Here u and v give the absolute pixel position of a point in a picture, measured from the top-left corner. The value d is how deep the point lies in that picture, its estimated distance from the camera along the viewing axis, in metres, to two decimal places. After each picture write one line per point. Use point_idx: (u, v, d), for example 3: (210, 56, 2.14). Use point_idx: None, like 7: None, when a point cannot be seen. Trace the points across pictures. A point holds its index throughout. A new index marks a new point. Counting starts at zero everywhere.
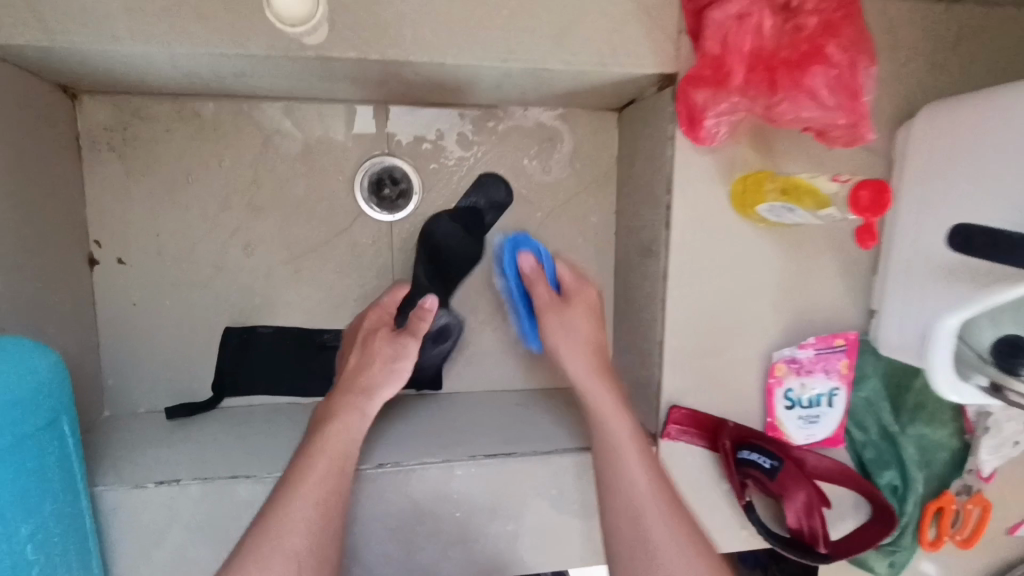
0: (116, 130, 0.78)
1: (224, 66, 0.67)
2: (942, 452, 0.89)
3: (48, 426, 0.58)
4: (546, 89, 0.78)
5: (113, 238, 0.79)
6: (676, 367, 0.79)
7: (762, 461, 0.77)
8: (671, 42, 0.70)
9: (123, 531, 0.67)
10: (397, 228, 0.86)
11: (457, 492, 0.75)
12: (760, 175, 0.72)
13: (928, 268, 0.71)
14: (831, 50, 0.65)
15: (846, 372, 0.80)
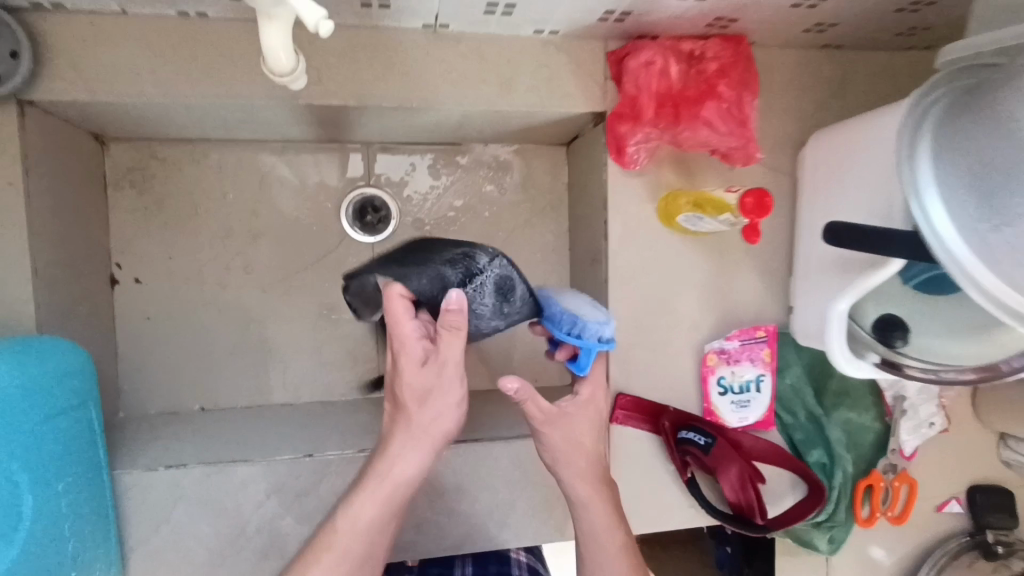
0: (137, 169, 0.92)
1: (231, 114, 0.82)
2: (868, 435, 0.99)
3: (79, 403, 0.71)
4: (502, 127, 0.93)
5: (132, 261, 0.92)
6: (621, 359, 0.90)
7: (698, 439, 0.88)
8: (599, 85, 0.85)
9: (135, 509, 0.77)
10: (378, 248, 0.99)
11: (430, 474, 0.86)
12: (670, 196, 0.86)
13: (821, 265, 0.84)
14: (721, 89, 0.81)
15: (768, 360, 0.92)
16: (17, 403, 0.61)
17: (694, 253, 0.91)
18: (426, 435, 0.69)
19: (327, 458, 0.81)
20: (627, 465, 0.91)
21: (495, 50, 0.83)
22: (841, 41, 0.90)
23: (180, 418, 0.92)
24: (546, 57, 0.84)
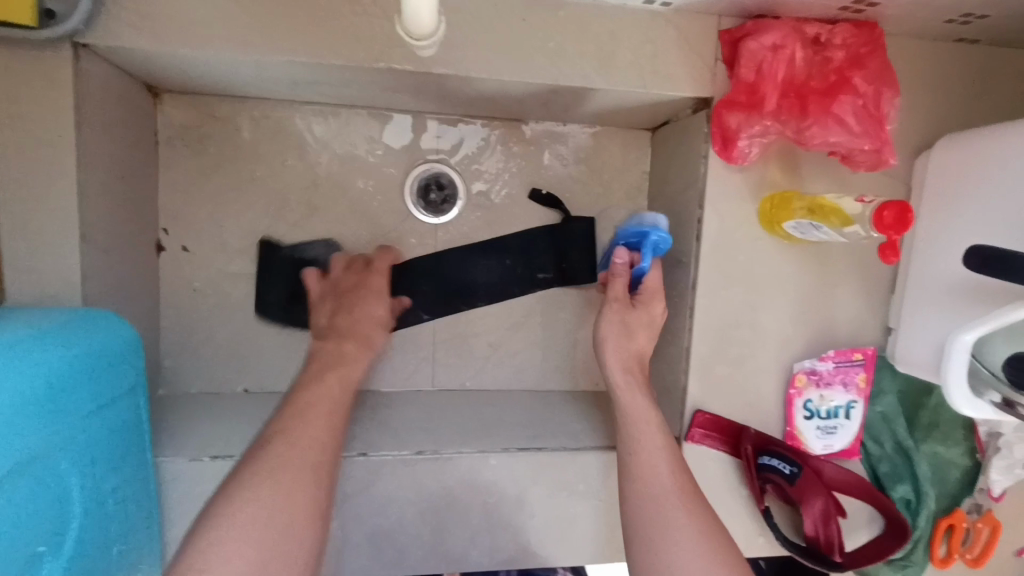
0: (190, 127, 0.84)
1: (300, 73, 0.74)
2: (954, 471, 0.91)
3: (128, 393, 0.64)
4: (589, 107, 0.85)
5: (180, 227, 0.85)
6: (702, 373, 0.83)
7: (783, 467, 0.80)
8: (709, 67, 0.76)
9: (178, 501, 0.72)
10: (440, 231, 0.92)
11: (489, 482, 0.79)
12: (787, 195, 0.77)
13: (943, 289, 0.75)
14: (856, 82, 0.71)
15: (863, 386, 0.84)
16: (57, 400, 0.54)
17: (793, 262, 0.82)
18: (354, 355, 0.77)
19: (383, 459, 0.76)
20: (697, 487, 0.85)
21: (598, 20, 0.73)
22: (980, 36, 0.79)
23: (224, 398, 0.86)
24: (652, 32, 0.74)
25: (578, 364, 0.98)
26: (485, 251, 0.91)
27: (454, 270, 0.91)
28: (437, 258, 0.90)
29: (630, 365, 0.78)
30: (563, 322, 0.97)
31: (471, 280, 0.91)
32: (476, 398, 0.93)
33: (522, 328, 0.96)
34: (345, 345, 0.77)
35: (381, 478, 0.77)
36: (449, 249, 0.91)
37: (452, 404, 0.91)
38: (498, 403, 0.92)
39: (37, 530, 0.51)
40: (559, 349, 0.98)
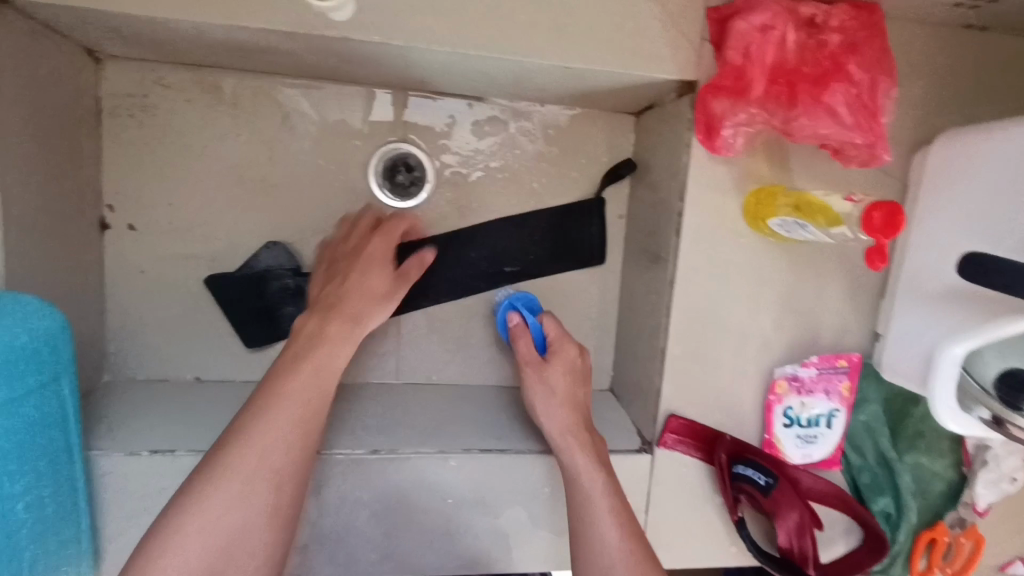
0: (136, 96, 0.78)
1: (248, 39, 0.68)
2: (938, 483, 0.87)
3: (44, 386, 0.59)
4: (567, 88, 0.79)
5: (125, 204, 0.80)
6: (677, 375, 0.78)
7: (758, 478, 0.76)
8: (695, 48, 0.70)
9: (113, 497, 0.68)
10: (407, 216, 0.86)
11: (448, 484, 0.75)
12: (773, 190, 0.73)
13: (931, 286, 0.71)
14: (852, 69, 0.65)
15: (846, 394, 0.80)
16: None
17: (778, 262, 0.77)
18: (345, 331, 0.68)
19: (336, 458, 0.72)
20: (669, 494, 0.81)
21: None
22: (990, 22, 0.73)
23: (173, 388, 0.81)
24: (633, 8, 0.68)
25: None
26: (514, 229, 0.87)
27: (529, 237, 0.87)
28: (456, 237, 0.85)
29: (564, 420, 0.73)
30: None
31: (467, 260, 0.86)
32: (442, 394, 0.89)
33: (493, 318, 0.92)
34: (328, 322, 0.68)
35: (333, 477, 0.72)
36: (542, 212, 0.87)
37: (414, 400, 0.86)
38: (465, 400, 0.88)
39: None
40: None
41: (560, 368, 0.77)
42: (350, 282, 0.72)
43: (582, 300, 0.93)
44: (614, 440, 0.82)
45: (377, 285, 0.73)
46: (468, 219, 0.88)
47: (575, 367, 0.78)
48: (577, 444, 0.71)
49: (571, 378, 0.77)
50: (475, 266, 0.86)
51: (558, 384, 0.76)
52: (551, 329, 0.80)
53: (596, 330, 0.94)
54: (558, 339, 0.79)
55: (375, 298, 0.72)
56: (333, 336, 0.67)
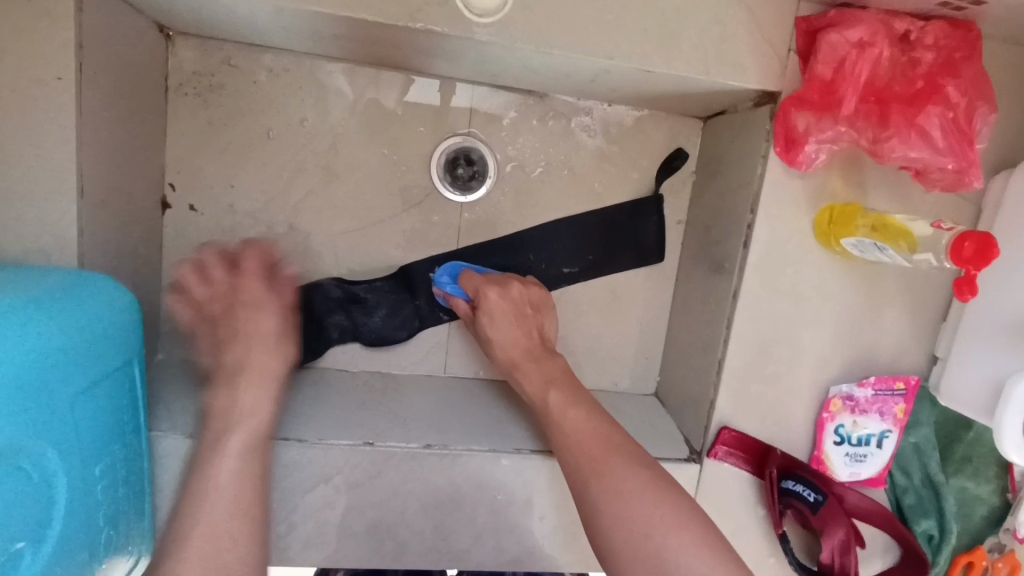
0: (203, 75, 0.77)
1: (324, 25, 0.67)
2: (981, 508, 0.87)
3: (119, 369, 0.59)
4: (639, 90, 0.77)
5: (187, 184, 0.79)
6: (733, 387, 0.77)
7: (807, 494, 0.76)
8: (780, 58, 0.69)
9: (173, 479, 0.68)
10: (466, 210, 0.85)
11: (499, 482, 0.75)
12: (851, 209, 0.71)
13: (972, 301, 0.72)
14: (950, 90, 0.63)
15: (900, 416, 0.79)
16: (35, 380, 0.49)
17: (846, 280, 0.76)
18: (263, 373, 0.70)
19: (390, 450, 0.72)
20: (716, 504, 0.81)
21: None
22: None
23: None
24: (721, 13, 0.66)
25: (599, 361, 0.93)
26: (571, 230, 0.87)
27: (585, 237, 0.87)
28: (509, 241, 0.86)
29: (509, 363, 0.77)
30: (587, 318, 0.92)
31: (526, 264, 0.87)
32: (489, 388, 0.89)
33: None
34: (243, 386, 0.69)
35: (386, 469, 0.73)
36: (594, 212, 0.87)
37: (462, 393, 0.86)
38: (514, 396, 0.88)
39: (15, 524, 0.48)
40: (581, 345, 0.92)
41: (498, 305, 0.77)
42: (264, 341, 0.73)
43: (634, 304, 0.92)
44: (663, 447, 0.82)
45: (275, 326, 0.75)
46: (525, 216, 0.87)
47: (519, 300, 0.78)
48: (529, 381, 0.74)
49: (509, 315, 0.77)
50: (534, 269, 0.87)
51: (499, 325, 0.77)
52: (472, 280, 0.79)
53: (645, 335, 0.94)
54: (477, 288, 0.78)
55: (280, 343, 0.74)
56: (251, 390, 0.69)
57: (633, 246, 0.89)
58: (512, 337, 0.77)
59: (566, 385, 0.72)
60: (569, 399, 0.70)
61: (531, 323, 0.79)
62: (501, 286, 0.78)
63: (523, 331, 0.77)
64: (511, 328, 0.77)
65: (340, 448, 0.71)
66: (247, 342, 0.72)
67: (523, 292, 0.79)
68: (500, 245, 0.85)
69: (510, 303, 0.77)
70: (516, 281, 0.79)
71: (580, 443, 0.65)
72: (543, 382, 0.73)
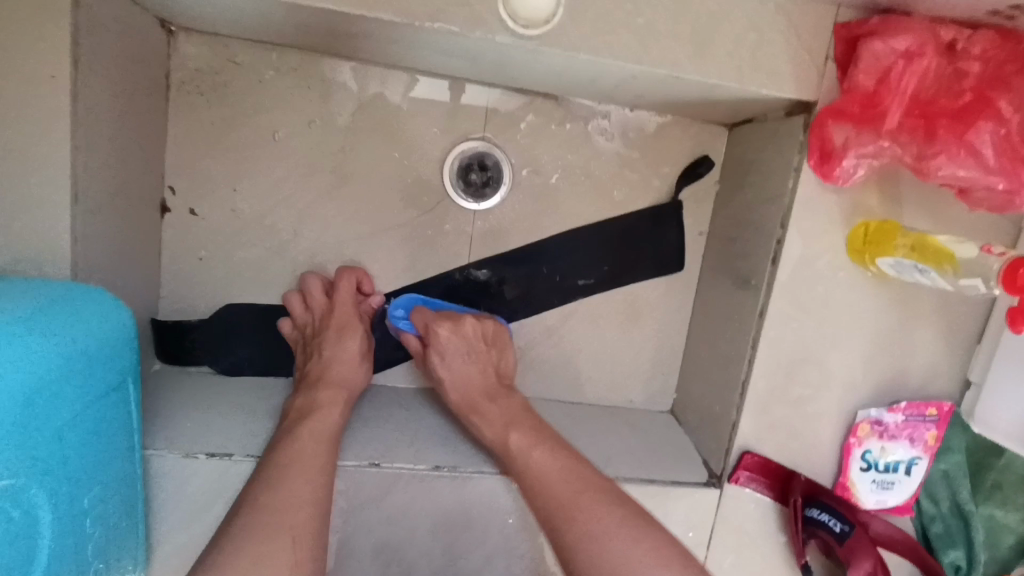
0: (207, 72, 0.73)
1: (337, 24, 0.63)
2: (1010, 537, 0.82)
3: (113, 390, 0.56)
4: (665, 96, 0.73)
5: (188, 187, 0.75)
6: (757, 410, 0.74)
7: (833, 524, 0.73)
8: (818, 66, 0.65)
9: (168, 501, 0.64)
10: (479, 218, 0.82)
11: (511, 506, 0.71)
12: (887, 226, 0.67)
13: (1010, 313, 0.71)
14: (1002, 105, 0.59)
15: (931, 443, 0.76)
16: (24, 406, 0.46)
17: (879, 300, 0.72)
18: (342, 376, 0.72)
19: (396, 472, 0.69)
20: (736, 531, 0.77)
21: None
22: None
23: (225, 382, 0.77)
24: (758, 18, 0.63)
25: (614, 376, 0.90)
26: (596, 236, 0.83)
27: (601, 247, 0.83)
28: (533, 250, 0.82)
29: (466, 404, 0.74)
30: (602, 332, 0.88)
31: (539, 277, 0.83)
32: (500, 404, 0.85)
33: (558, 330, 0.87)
34: (318, 395, 0.69)
35: (391, 491, 0.69)
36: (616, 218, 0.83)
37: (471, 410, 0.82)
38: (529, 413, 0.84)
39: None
40: (595, 359, 0.89)
41: (449, 342, 0.75)
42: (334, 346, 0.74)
43: (651, 318, 0.89)
44: (681, 470, 0.78)
45: (355, 347, 0.75)
46: (540, 226, 0.83)
47: (466, 333, 0.75)
48: (488, 426, 0.71)
49: (461, 351, 0.75)
50: (548, 282, 0.83)
51: (444, 364, 0.74)
52: (422, 318, 0.76)
53: (662, 351, 0.90)
54: (427, 326, 0.75)
55: (354, 364, 0.74)
56: (328, 402, 0.69)
57: (652, 254, 0.85)
58: (463, 374, 0.75)
59: (528, 425, 0.70)
60: (535, 438, 0.69)
61: (488, 359, 0.76)
62: (453, 321, 0.75)
63: (480, 365, 0.75)
64: (465, 365, 0.75)
65: (343, 467, 0.68)
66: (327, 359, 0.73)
67: (474, 326, 0.76)
68: (510, 258, 0.81)
69: (463, 339, 0.75)
70: (470, 315, 0.76)
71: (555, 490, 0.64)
72: (504, 422, 0.71)
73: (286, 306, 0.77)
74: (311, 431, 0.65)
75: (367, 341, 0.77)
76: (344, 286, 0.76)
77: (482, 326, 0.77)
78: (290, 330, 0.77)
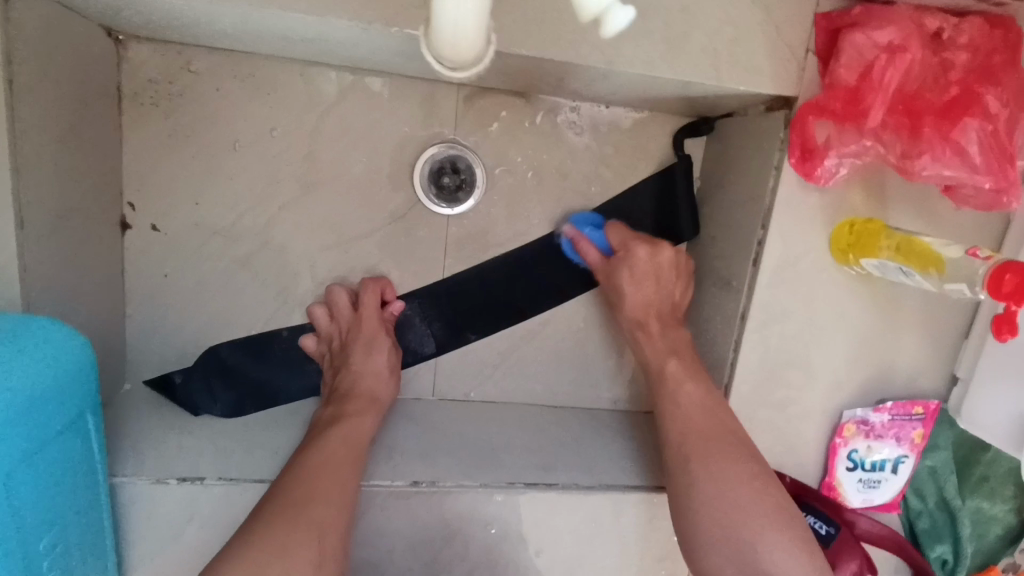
0: (160, 82, 0.70)
1: (291, 29, 0.60)
2: (995, 528, 0.81)
3: (71, 425, 0.54)
4: (640, 93, 0.70)
5: (148, 201, 0.73)
6: (741, 413, 0.72)
7: (818, 526, 0.73)
8: (797, 61, 0.62)
9: (140, 527, 0.63)
10: (454, 222, 0.79)
11: (491, 518, 0.70)
12: (872, 227, 0.65)
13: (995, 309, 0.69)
14: (989, 100, 0.56)
15: (917, 441, 0.75)
16: None
17: (864, 299, 0.70)
18: (371, 389, 0.71)
19: (375, 489, 0.68)
20: None
21: None
22: None
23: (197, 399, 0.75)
24: (734, 11, 0.59)
25: (597, 378, 0.88)
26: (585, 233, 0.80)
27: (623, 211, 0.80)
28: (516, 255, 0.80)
29: (636, 321, 0.74)
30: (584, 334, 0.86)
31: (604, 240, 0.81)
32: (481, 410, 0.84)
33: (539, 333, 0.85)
34: (348, 408, 0.68)
35: (369, 509, 0.68)
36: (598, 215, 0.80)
37: (451, 419, 0.80)
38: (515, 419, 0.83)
39: None
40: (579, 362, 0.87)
41: (643, 260, 0.73)
42: (359, 360, 0.72)
43: None
44: None
45: (383, 361, 0.73)
46: (516, 228, 0.81)
47: (658, 260, 0.73)
48: (652, 343, 0.73)
49: (648, 273, 0.73)
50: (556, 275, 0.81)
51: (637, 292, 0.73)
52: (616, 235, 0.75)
53: None
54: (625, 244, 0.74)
55: (385, 377, 0.73)
56: (359, 411, 0.68)
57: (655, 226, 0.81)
58: (645, 294, 0.73)
59: None
60: (688, 371, 0.69)
61: (667, 286, 0.75)
62: (651, 244, 0.73)
63: (654, 288, 0.74)
64: (642, 289, 0.73)
65: (367, 488, 0.67)
66: (356, 373, 0.71)
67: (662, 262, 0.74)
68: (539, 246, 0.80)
69: (654, 262, 0.73)
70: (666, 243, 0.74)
71: (690, 416, 0.66)
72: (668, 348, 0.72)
73: (312, 318, 0.76)
74: (343, 438, 0.64)
75: (395, 354, 0.75)
76: (369, 298, 0.75)
77: (671, 257, 0.74)
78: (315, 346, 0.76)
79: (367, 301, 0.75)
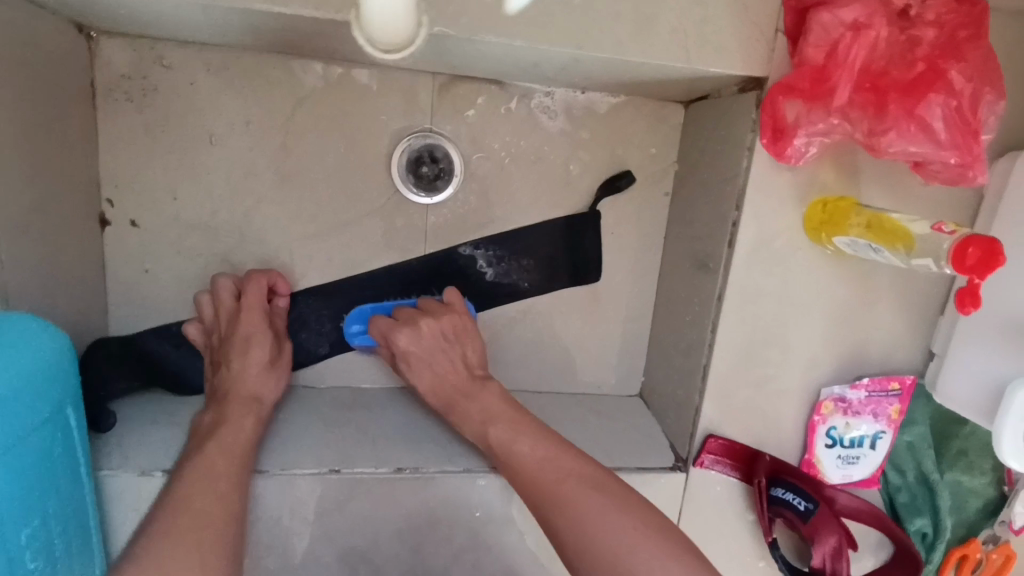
0: (134, 77, 0.71)
1: (259, 21, 0.60)
2: (974, 500, 0.82)
3: (51, 419, 0.55)
4: (612, 77, 0.71)
5: (127, 197, 0.73)
6: (719, 394, 0.73)
7: (797, 502, 0.73)
8: (766, 40, 0.62)
9: (127, 518, 0.64)
10: (433, 211, 0.79)
11: (476, 502, 0.71)
12: (843, 205, 0.66)
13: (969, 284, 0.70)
14: (953, 76, 0.57)
15: (894, 417, 0.76)
16: None
17: (839, 278, 0.71)
18: (257, 387, 0.70)
19: (358, 476, 0.68)
20: (705, 513, 0.78)
21: None
22: None
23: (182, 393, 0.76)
24: None
25: (581, 363, 0.89)
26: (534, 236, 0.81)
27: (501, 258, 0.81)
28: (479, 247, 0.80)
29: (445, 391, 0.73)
30: (567, 320, 0.87)
31: (465, 278, 0.81)
32: None
33: (522, 319, 0.85)
34: (228, 409, 0.67)
35: (354, 496, 0.69)
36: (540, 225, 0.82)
37: (436, 407, 0.81)
38: None
39: None
40: (563, 347, 0.88)
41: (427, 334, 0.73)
42: (235, 356, 0.71)
43: (616, 302, 0.87)
44: (648, 456, 0.78)
45: (260, 356, 0.72)
46: (496, 216, 0.81)
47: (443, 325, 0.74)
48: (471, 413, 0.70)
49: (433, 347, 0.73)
50: (512, 266, 0.82)
51: (420, 368, 0.74)
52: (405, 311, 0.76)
53: (629, 335, 0.89)
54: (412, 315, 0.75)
55: (268, 375, 0.72)
56: (238, 414, 0.67)
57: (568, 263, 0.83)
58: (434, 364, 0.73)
59: None
60: (512, 429, 0.67)
61: (460, 347, 0.74)
62: (411, 328, 0.73)
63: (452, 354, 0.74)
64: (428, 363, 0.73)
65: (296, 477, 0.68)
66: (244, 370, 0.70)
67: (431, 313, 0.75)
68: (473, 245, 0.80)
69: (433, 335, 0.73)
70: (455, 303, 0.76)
71: (566, 458, 0.63)
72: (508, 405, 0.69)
73: (198, 308, 0.74)
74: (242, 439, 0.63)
75: (273, 348, 0.74)
76: (252, 291, 0.73)
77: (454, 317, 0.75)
78: (197, 335, 0.74)
79: (251, 295, 0.73)
